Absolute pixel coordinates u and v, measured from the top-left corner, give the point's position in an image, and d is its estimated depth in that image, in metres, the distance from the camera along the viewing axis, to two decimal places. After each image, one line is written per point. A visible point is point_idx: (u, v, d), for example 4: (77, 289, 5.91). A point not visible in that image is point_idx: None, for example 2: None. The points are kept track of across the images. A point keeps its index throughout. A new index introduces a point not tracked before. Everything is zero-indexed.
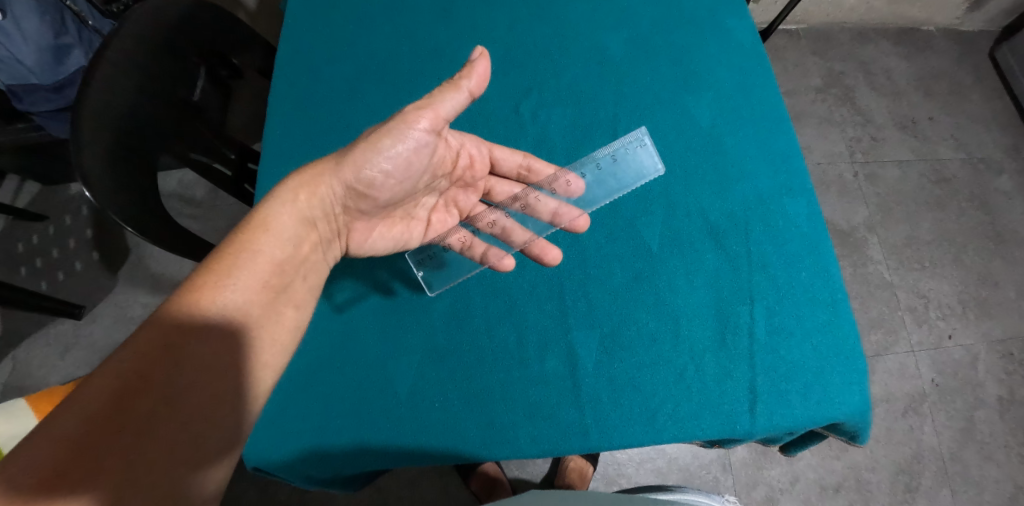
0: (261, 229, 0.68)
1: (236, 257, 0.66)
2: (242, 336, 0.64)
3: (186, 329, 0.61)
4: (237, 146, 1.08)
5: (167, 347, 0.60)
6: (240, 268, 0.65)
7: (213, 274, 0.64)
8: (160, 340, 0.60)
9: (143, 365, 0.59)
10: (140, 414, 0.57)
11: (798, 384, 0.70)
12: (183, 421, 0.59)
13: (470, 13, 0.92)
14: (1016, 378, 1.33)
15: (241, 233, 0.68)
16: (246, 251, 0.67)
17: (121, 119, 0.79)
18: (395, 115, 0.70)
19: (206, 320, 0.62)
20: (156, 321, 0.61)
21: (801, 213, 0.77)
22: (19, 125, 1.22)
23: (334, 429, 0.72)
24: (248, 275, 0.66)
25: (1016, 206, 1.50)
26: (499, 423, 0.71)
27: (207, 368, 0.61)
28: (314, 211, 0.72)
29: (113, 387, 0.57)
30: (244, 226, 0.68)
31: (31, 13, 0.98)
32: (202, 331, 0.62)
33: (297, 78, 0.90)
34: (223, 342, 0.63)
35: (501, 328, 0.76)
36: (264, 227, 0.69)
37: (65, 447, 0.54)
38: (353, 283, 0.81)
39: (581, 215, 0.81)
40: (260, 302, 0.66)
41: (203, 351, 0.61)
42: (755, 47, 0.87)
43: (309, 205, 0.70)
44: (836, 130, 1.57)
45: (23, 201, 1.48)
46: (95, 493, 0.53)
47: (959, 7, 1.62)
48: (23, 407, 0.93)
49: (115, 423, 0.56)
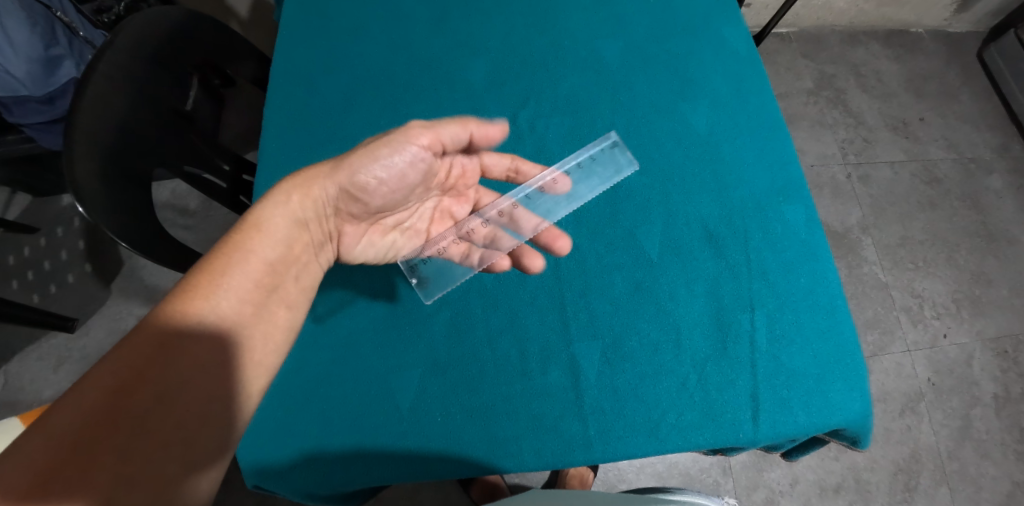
0: (254, 230, 0.68)
1: (229, 257, 0.65)
2: (236, 336, 0.64)
3: (181, 330, 0.61)
4: (231, 157, 1.06)
5: (162, 345, 0.60)
6: (234, 269, 0.65)
7: (206, 276, 0.63)
8: (156, 339, 0.60)
9: (140, 363, 0.58)
10: (136, 411, 0.57)
11: (799, 391, 0.70)
12: (179, 419, 0.59)
13: (466, 22, 0.92)
14: (1011, 375, 1.35)
15: (235, 235, 0.67)
16: (240, 252, 0.66)
17: (113, 130, 0.78)
18: (397, 128, 0.72)
19: (200, 322, 0.62)
20: (150, 322, 0.61)
21: (800, 220, 0.78)
22: (11, 138, 1.21)
23: (337, 445, 0.71)
24: (241, 275, 0.65)
25: (1006, 204, 1.52)
26: (502, 436, 0.71)
27: (202, 366, 0.61)
28: (308, 211, 0.71)
29: (109, 384, 0.57)
30: (238, 227, 0.68)
31: (21, 25, 0.97)
32: (197, 331, 0.61)
33: (291, 90, 0.89)
34: (218, 342, 0.62)
35: (501, 340, 0.75)
36: (258, 228, 0.68)
37: (63, 444, 0.53)
38: (348, 292, 0.80)
39: (564, 237, 0.79)
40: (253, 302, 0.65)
41: (197, 349, 0.61)
42: (750, 54, 0.88)
43: (301, 206, 0.70)
44: (828, 132, 1.58)
45: (14, 213, 1.46)
46: (89, 492, 0.53)
47: (948, 8, 1.65)
48: (16, 425, 0.89)
49: (111, 421, 0.56)
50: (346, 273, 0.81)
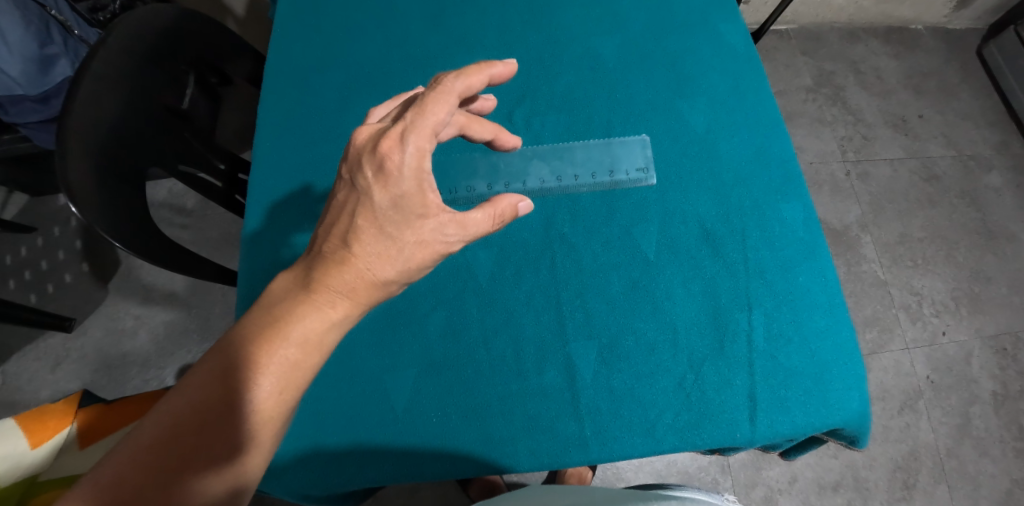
0: (297, 322, 0.56)
1: (271, 350, 0.55)
2: (277, 428, 0.56)
3: (233, 381, 0.54)
4: (226, 156, 1.05)
5: (218, 397, 0.53)
6: (278, 342, 0.55)
7: (262, 340, 0.55)
8: (216, 386, 0.54)
9: (193, 419, 0.53)
10: (178, 473, 0.51)
11: (797, 391, 0.70)
12: (215, 492, 0.52)
13: (461, 19, 0.92)
14: (1010, 373, 1.35)
15: (291, 305, 0.57)
16: (286, 346, 0.55)
17: (105, 130, 0.77)
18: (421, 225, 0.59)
19: (248, 382, 0.54)
20: (212, 362, 0.54)
21: (798, 218, 0.78)
22: (7, 137, 1.20)
23: (334, 449, 0.70)
24: (280, 373, 0.55)
25: (1005, 201, 1.51)
26: (498, 437, 0.70)
27: (243, 425, 0.54)
28: (357, 318, 0.59)
29: (164, 428, 0.52)
30: (299, 289, 0.58)
31: (15, 24, 0.96)
32: (244, 389, 0.54)
33: (285, 87, 0.88)
34: (263, 419, 0.55)
35: (496, 340, 0.73)
36: (306, 329, 0.56)
37: (111, 487, 0.50)
38: (363, 344, 0.74)
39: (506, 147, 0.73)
40: (294, 404, 0.57)
41: (241, 407, 0.54)
42: (747, 50, 0.88)
43: (352, 299, 0.58)
44: (827, 129, 1.57)
45: (11, 212, 1.45)
46: None
47: (947, 6, 1.65)
48: (12, 427, 0.84)
49: (155, 467, 0.51)
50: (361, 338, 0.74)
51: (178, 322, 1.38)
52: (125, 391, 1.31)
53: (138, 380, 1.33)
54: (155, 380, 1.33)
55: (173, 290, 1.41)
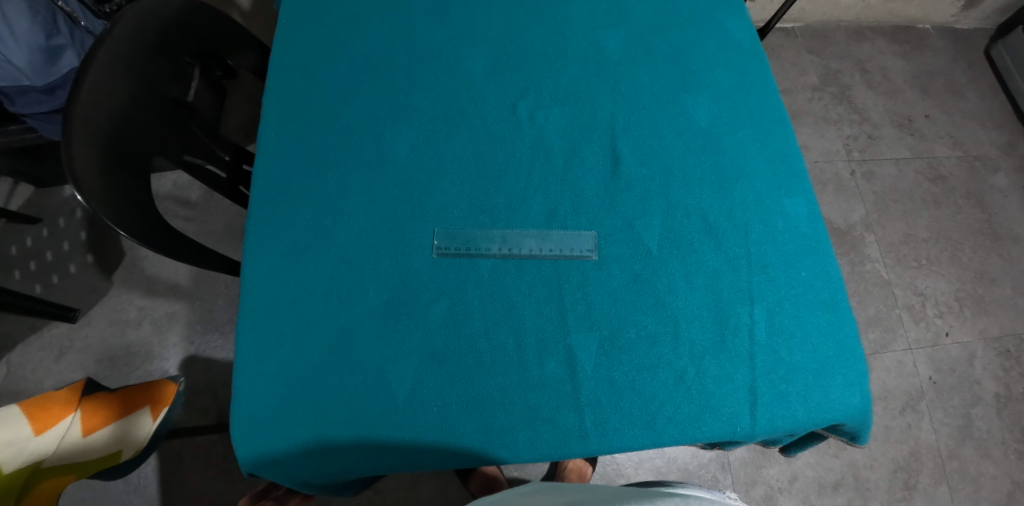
0: (155, 389, 1.03)
1: (144, 396, 1.01)
2: (129, 427, 0.97)
3: (126, 406, 0.98)
4: (231, 147, 1.04)
5: (124, 413, 0.97)
6: (149, 398, 1.02)
7: (145, 394, 1.02)
8: (120, 408, 0.97)
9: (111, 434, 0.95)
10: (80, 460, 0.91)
11: (798, 386, 0.71)
12: (99, 457, 0.93)
13: (466, 12, 0.92)
14: (1013, 375, 1.34)
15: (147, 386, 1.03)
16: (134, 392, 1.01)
17: (109, 120, 0.78)
18: None
19: (135, 409, 0.99)
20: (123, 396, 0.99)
21: (801, 213, 0.78)
22: (13, 128, 1.20)
23: (332, 435, 0.70)
24: (138, 405, 1.00)
25: (1012, 203, 1.51)
26: (498, 427, 0.70)
27: (124, 430, 0.96)
28: (161, 397, 1.03)
29: (106, 437, 0.94)
30: (152, 390, 1.03)
31: (22, 14, 0.97)
32: (134, 410, 0.99)
33: (291, 78, 0.88)
34: (131, 431, 0.97)
35: (498, 330, 0.73)
36: (162, 395, 1.04)
37: (58, 469, 0.88)
38: (365, 334, 0.73)
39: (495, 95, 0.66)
40: (129, 421, 0.98)
41: (129, 419, 0.98)
42: (753, 45, 0.89)
43: (165, 396, 1.04)
44: (833, 128, 1.57)
45: (17, 203, 1.46)
46: (41, 484, 0.86)
47: (954, 5, 1.66)
48: (16, 414, 0.84)
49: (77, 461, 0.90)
50: (363, 327, 0.74)
51: (181, 314, 1.38)
52: (128, 381, 1.32)
53: (142, 371, 1.33)
54: (158, 371, 1.33)
55: (177, 282, 1.42)
